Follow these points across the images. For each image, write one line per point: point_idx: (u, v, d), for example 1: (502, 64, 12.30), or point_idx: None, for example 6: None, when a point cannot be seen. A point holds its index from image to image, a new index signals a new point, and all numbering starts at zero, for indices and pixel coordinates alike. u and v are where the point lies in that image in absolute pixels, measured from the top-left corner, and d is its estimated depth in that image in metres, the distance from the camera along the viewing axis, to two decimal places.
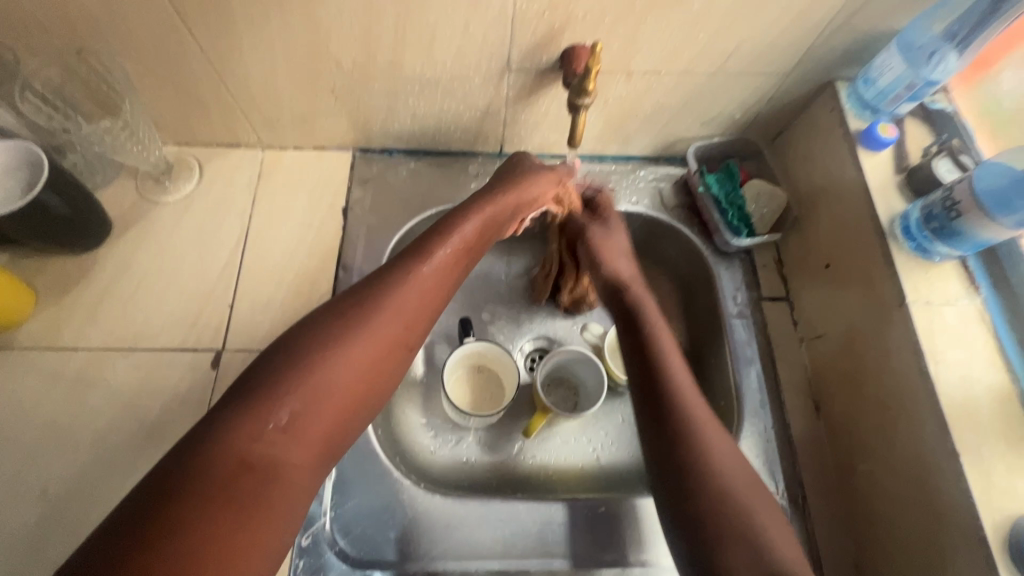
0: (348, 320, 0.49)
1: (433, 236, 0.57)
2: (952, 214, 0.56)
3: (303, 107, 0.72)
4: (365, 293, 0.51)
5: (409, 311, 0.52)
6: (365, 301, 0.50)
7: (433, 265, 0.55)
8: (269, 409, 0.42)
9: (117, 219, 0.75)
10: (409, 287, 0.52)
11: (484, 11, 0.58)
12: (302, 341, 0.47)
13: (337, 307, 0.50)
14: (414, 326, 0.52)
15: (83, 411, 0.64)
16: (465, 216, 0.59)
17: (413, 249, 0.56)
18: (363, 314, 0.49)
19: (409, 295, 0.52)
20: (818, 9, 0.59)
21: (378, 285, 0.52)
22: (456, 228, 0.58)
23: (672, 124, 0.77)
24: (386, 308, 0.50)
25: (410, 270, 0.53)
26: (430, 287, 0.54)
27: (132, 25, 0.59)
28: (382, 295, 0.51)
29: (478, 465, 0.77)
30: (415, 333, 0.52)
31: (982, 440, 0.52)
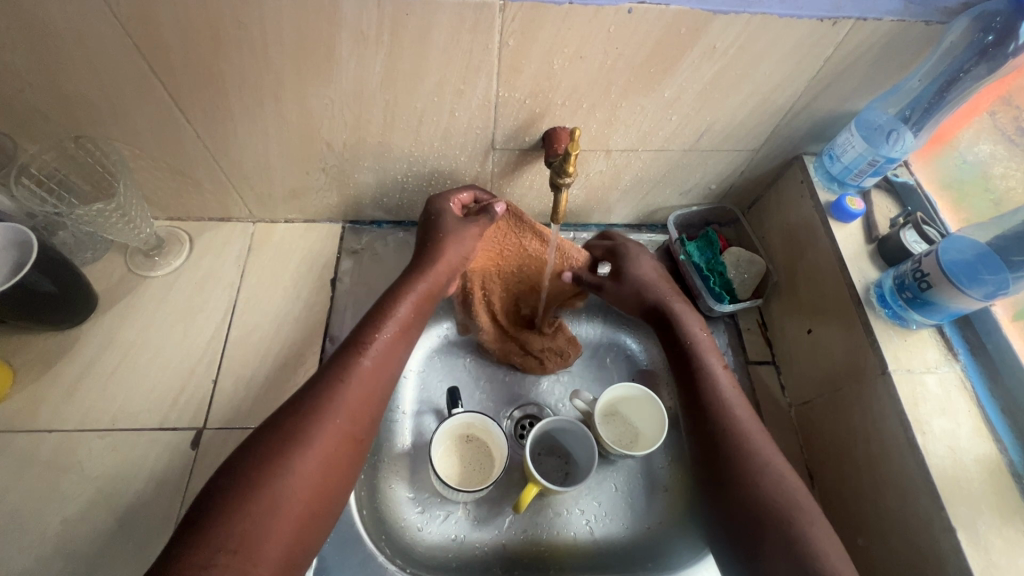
0: (290, 430, 0.52)
1: (363, 328, 0.61)
2: (923, 285, 0.58)
3: (294, 184, 0.75)
4: (302, 399, 0.54)
5: (351, 406, 0.55)
6: (300, 411, 0.53)
7: (367, 358, 0.58)
8: (218, 540, 0.45)
9: (104, 294, 0.75)
10: (348, 384, 0.56)
11: (469, 98, 0.62)
12: (245, 468, 0.49)
13: (272, 426, 0.52)
14: (360, 414, 0.56)
15: (53, 497, 0.62)
16: (395, 304, 0.63)
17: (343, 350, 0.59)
18: (306, 420, 0.52)
19: (348, 388, 0.56)
20: (780, 95, 0.64)
21: (314, 388, 0.55)
22: (388, 317, 0.62)
23: (652, 195, 0.80)
24: (326, 409, 0.54)
25: (345, 366, 0.57)
26: (368, 377, 0.58)
27: (131, 113, 0.61)
28: (322, 398, 0.54)
29: (468, 542, 0.74)
30: (364, 418, 0.56)
31: (976, 514, 0.51)
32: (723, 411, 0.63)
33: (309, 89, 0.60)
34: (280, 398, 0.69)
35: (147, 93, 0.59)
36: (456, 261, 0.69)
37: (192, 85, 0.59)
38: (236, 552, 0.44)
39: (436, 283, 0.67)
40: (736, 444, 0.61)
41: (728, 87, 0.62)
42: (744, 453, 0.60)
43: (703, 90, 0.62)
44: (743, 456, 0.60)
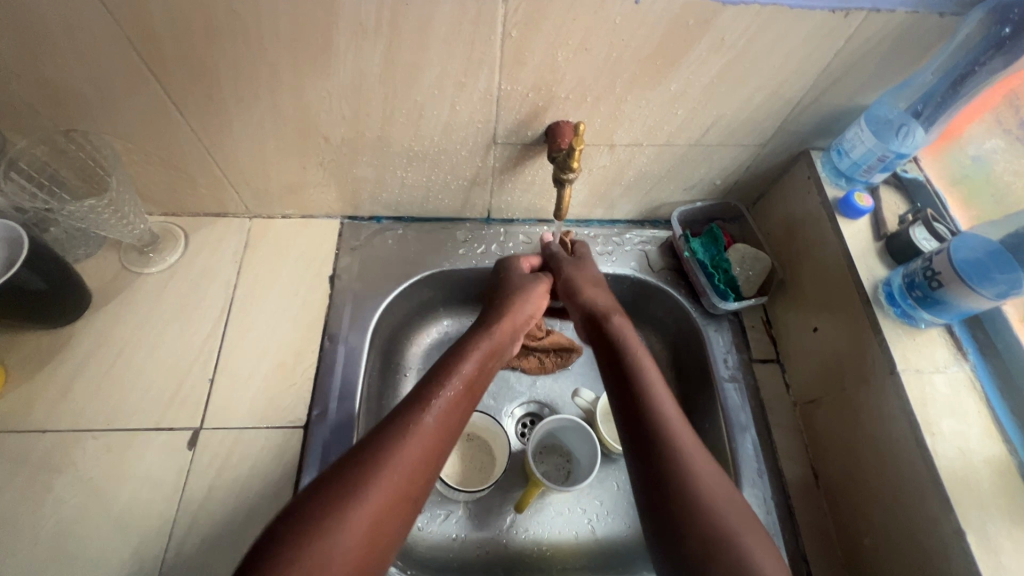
0: (346, 485, 0.46)
1: (436, 379, 0.57)
2: (933, 283, 0.57)
3: (291, 179, 0.73)
4: (367, 444, 0.50)
5: (412, 464, 0.50)
6: (367, 455, 0.49)
7: (438, 410, 0.54)
8: None
9: (98, 291, 0.73)
10: (420, 438, 0.51)
11: (470, 92, 0.60)
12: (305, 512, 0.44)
13: (337, 471, 0.48)
14: (423, 471, 0.50)
15: (47, 499, 0.60)
16: (464, 355, 0.60)
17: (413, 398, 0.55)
18: (365, 474, 0.47)
19: (419, 440, 0.51)
20: (788, 89, 0.62)
21: (382, 436, 0.51)
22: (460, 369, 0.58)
23: (656, 190, 0.78)
24: (392, 460, 0.49)
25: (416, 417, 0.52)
26: (439, 431, 0.53)
27: (123, 106, 0.60)
28: (384, 451, 0.49)
29: (469, 542, 0.73)
30: (428, 474, 0.51)
31: (986, 517, 0.51)
32: (646, 395, 0.56)
33: (306, 81, 0.58)
34: (278, 399, 0.68)
35: (139, 85, 0.57)
36: (521, 320, 0.68)
37: (185, 77, 0.57)
38: None
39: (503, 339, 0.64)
40: (657, 429, 0.54)
41: (736, 80, 0.60)
42: (665, 440, 0.53)
43: (710, 83, 0.61)
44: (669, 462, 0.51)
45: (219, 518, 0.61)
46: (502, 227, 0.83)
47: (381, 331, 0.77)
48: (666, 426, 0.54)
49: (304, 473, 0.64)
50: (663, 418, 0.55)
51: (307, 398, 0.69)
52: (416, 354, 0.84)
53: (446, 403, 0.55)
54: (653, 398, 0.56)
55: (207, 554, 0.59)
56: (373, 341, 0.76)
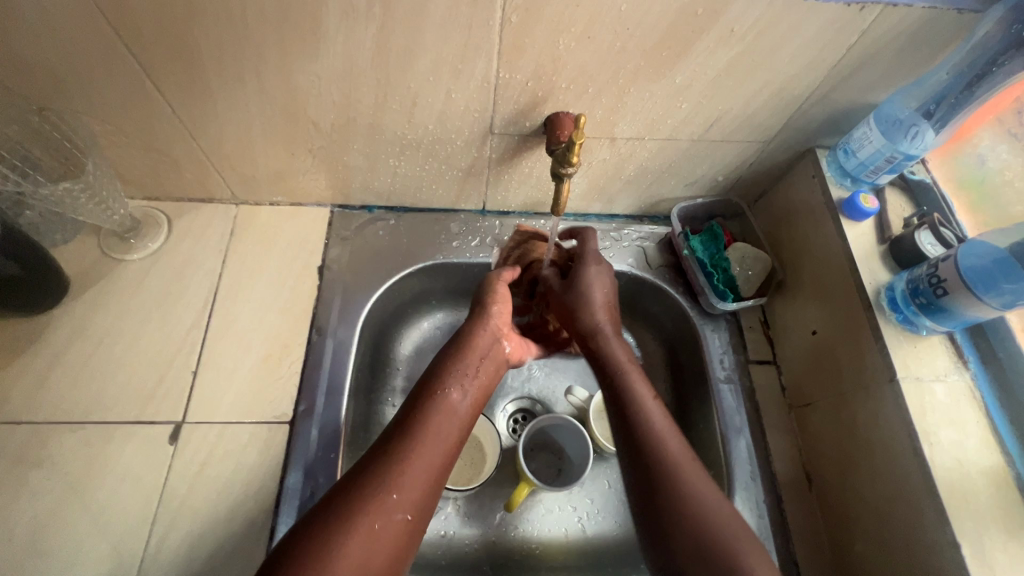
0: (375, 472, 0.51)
1: (396, 451, 0.52)
2: (938, 291, 0.56)
3: (280, 165, 0.70)
4: (317, 538, 0.45)
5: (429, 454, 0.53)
6: (315, 547, 0.45)
7: (399, 494, 0.50)
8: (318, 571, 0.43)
9: (77, 279, 0.71)
10: (375, 530, 0.47)
11: (467, 79, 0.58)
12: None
13: (276, 569, 0.43)
14: (382, 571, 0.46)
15: (22, 494, 0.59)
16: (427, 419, 0.56)
17: (365, 478, 0.50)
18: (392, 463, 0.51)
19: (375, 531, 0.47)
20: (797, 85, 0.60)
21: (329, 530, 0.46)
22: (425, 439, 0.54)
23: (656, 186, 0.76)
24: (342, 557, 0.45)
25: (368, 503, 0.48)
26: (398, 518, 0.49)
27: (100, 86, 0.57)
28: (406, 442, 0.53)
29: (457, 539, 0.72)
30: (387, 572, 0.47)
31: (981, 528, 0.50)
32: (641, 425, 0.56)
33: (293, 64, 0.55)
34: (264, 393, 0.66)
35: (116, 65, 0.54)
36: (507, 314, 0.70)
37: (164, 56, 0.54)
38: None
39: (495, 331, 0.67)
40: (653, 454, 0.54)
41: (743, 74, 0.58)
42: (687, 501, 0.51)
43: (716, 77, 0.58)
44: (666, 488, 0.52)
45: (201, 514, 0.59)
46: (497, 219, 0.81)
47: (372, 324, 0.75)
48: (684, 482, 0.52)
49: (289, 469, 0.62)
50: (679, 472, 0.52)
51: (294, 392, 0.67)
52: (406, 348, 0.82)
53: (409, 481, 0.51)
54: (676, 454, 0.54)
55: (188, 551, 0.58)
56: (364, 334, 0.74)
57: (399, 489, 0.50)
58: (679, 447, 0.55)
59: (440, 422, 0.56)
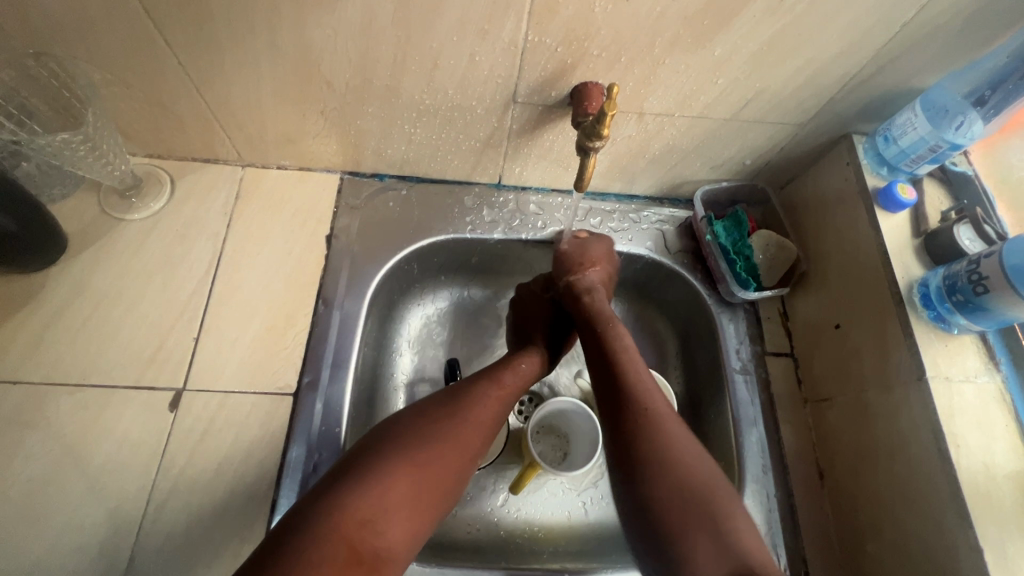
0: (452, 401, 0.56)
1: (463, 397, 0.56)
2: (978, 288, 0.54)
3: (289, 126, 0.67)
4: (382, 455, 0.49)
5: (499, 399, 0.58)
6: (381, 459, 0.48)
7: (445, 447, 0.51)
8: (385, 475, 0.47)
9: (75, 236, 0.68)
10: (440, 456, 0.50)
11: (493, 41, 0.54)
12: (322, 529, 0.42)
13: (319, 512, 0.44)
14: (436, 492, 0.49)
15: (16, 455, 0.57)
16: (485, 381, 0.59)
17: (428, 417, 0.53)
18: (471, 399, 0.56)
19: (426, 462, 0.49)
20: (842, 65, 0.56)
21: (396, 457, 0.49)
22: (485, 401, 0.57)
23: (681, 167, 0.73)
24: (381, 493, 0.46)
25: (434, 443, 0.51)
26: (454, 463, 0.51)
27: (100, 32, 0.53)
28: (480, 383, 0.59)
29: (459, 518, 0.71)
30: (437, 502, 0.49)
31: (1005, 535, 0.49)
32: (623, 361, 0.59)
33: (309, 15, 0.51)
34: (267, 363, 0.64)
35: (118, 8, 0.50)
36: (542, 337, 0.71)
37: (170, 0, 0.50)
38: (394, 482, 0.47)
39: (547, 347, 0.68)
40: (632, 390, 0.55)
41: (787, 49, 0.54)
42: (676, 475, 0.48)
43: (758, 51, 0.55)
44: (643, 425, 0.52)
45: (201, 483, 0.58)
46: (513, 194, 0.78)
47: (379, 297, 0.73)
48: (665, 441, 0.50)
49: (292, 443, 0.61)
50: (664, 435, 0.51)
51: (298, 363, 0.65)
52: (413, 324, 0.79)
53: (464, 435, 0.53)
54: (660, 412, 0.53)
55: (188, 520, 0.56)
56: (371, 307, 0.71)
57: (448, 442, 0.51)
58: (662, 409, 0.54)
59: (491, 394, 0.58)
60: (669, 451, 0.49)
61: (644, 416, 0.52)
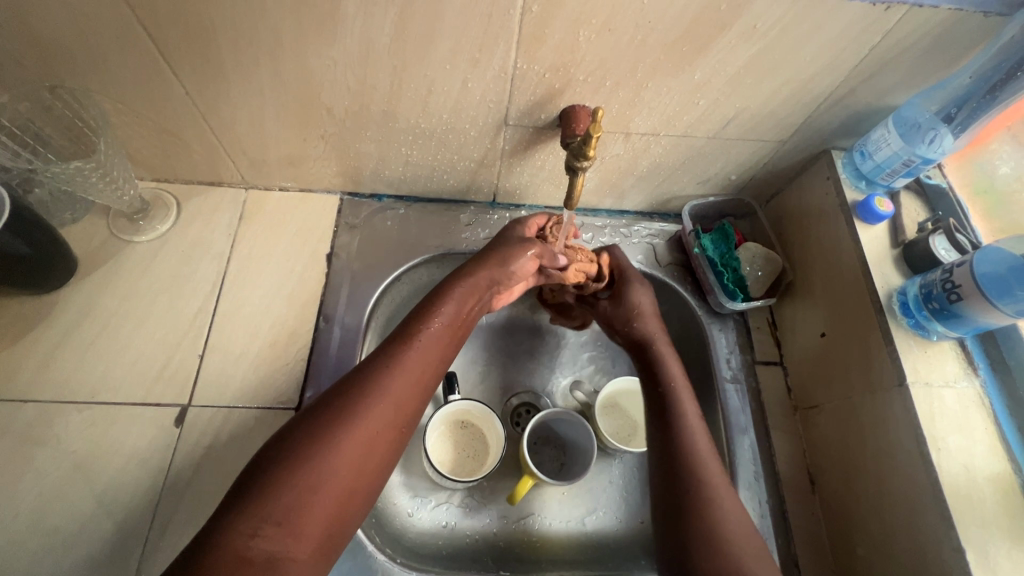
0: (369, 375, 0.52)
1: (377, 368, 0.53)
2: (952, 296, 0.56)
3: (291, 150, 0.70)
4: (293, 448, 0.46)
5: (417, 365, 0.54)
6: (291, 452, 0.46)
7: (356, 429, 0.48)
8: (294, 467, 0.45)
9: (85, 259, 0.70)
10: (351, 438, 0.48)
11: (484, 69, 0.57)
12: (211, 548, 0.41)
13: (227, 516, 0.43)
14: (350, 476, 0.47)
15: (27, 472, 0.59)
16: (408, 349, 0.55)
17: (327, 410, 0.49)
18: (387, 372, 0.53)
19: (341, 448, 0.47)
20: (816, 86, 0.59)
21: (293, 458, 0.46)
22: (393, 384, 0.52)
23: (669, 183, 0.76)
24: (293, 489, 0.44)
25: (354, 424, 0.49)
26: (355, 461, 0.48)
27: (113, 65, 0.56)
28: (400, 351, 0.54)
29: (459, 529, 0.72)
30: (356, 485, 0.47)
31: (985, 534, 0.51)
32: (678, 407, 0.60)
33: (309, 47, 0.55)
34: (270, 379, 0.66)
35: (131, 43, 0.54)
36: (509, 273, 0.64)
37: (179, 36, 0.53)
38: (307, 475, 0.45)
39: (478, 290, 0.62)
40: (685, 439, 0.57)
41: (763, 73, 0.57)
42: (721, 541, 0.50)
43: (735, 74, 0.58)
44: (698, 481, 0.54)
45: (206, 496, 0.59)
46: (508, 211, 0.81)
47: (379, 313, 0.75)
48: (713, 506, 0.52)
49: None
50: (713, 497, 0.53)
51: (300, 378, 0.67)
52: None
53: (365, 426, 0.49)
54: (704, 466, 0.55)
55: (192, 533, 0.58)
56: (371, 322, 0.73)
57: (360, 423, 0.49)
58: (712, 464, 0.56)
59: (395, 374, 0.53)
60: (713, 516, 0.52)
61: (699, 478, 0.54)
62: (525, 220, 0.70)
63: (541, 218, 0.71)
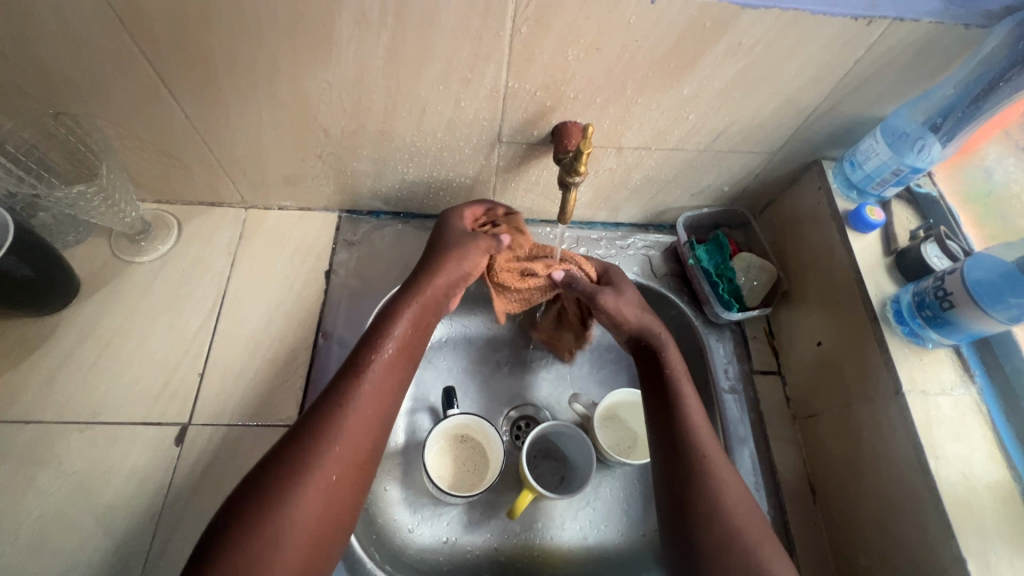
0: (324, 415, 0.52)
1: (326, 407, 0.53)
2: (944, 303, 0.56)
3: (289, 170, 0.71)
4: (248, 504, 0.47)
5: (374, 396, 0.55)
6: (246, 508, 0.46)
7: (313, 473, 0.49)
8: (252, 524, 0.45)
9: (87, 280, 0.71)
10: (309, 483, 0.48)
11: (476, 88, 0.58)
12: None
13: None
14: (315, 518, 0.48)
15: (28, 493, 0.59)
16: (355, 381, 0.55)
17: (285, 459, 0.49)
18: (339, 409, 0.52)
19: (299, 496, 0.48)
20: (803, 98, 0.60)
21: (251, 518, 0.46)
22: (347, 421, 0.52)
23: (662, 195, 0.77)
24: (251, 548, 0.45)
25: (309, 468, 0.49)
26: (317, 502, 0.48)
27: (115, 92, 0.58)
28: (351, 386, 0.54)
29: (460, 545, 0.72)
30: (323, 524, 0.49)
31: (986, 542, 0.50)
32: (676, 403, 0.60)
33: (305, 71, 0.56)
34: (269, 396, 0.67)
35: (131, 71, 0.55)
36: (456, 277, 0.63)
37: (179, 63, 0.55)
38: (266, 531, 0.46)
39: (436, 299, 0.62)
40: (688, 438, 0.57)
41: (750, 86, 0.58)
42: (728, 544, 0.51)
43: (724, 89, 0.59)
44: (700, 482, 0.55)
45: (204, 515, 0.60)
46: None
47: None
48: (718, 510, 0.53)
49: None
50: (716, 496, 0.54)
51: (300, 395, 0.67)
52: None
53: (322, 467, 0.50)
54: (716, 464, 0.56)
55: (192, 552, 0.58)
56: None
57: (315, 467, 0.49)
58: (716, 453, 0.57)
59: (346, 410, 0.53)
60: (722, 515, 0.53)
61: (703, 478, 0.55)
62: (456, 214, 0.67)
63: (472, 208, 0.69)
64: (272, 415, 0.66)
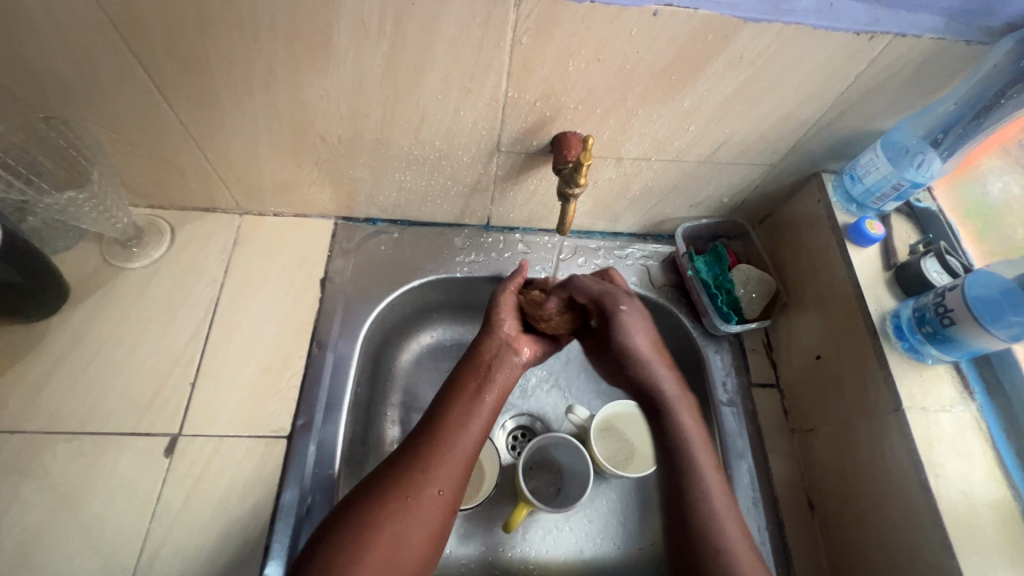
0: (431, 439, 0.56)
1: (435, 432, 0.57)
2: (945, 320, 0.56)
3: (285, 176, 0.70)
4: (362, 519, 0.50)
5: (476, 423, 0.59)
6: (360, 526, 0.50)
7: (423, 492, 0.53)
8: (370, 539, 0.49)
9: (77, 286, 0.70)
10: (420, 503, 0.52)
11: (475, 97, 0.58)
12: None
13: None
14: (424, 533, 0.51)
15: (12, 504, 0.58)
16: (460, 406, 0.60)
17: (397, 478, 0.53)
18: (447, 434, 0.57)
19: (411, 513, 0.51)
20: (804, 111, 0.60)
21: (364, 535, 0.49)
22: (454, 445, 0.56)
23: (661, 206, 0.76)
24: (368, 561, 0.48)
25: (420, 487, 0.53)
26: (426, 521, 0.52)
27: (109, 97, 0.57)
28: (458, 414, 0.59)
29: (454, 558, 0.71)
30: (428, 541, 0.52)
31: (987, 563, 0.50)
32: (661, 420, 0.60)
33: (303, 78, 0.55)
34: (262, 406, 0.66)
35: (125, 75, 0.54)
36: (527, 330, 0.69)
37: (175, 68, 0.54)
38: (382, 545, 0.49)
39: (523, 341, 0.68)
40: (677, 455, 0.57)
41: (751, 99, 0.58)
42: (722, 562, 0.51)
43: (724, 101, 0.58)
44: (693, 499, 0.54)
45: (194, 528, 0.58)
46: (502, 234, 0.81)
47: (373, 338, 0.75)
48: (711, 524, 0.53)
49: (285, 486, 0.61)
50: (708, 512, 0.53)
51: (293, 406, 0.66)
52: (408, 361, 0.81)
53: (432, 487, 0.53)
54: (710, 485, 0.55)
55: (181, 567, 0.57)
56: (364, 348, 0.73)
57: (425, 486, 0.53)
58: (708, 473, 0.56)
59: (455, 435, 0.57)
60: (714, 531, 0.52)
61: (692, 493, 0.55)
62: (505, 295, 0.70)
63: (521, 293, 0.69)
64: (264, 427, 0.64)
